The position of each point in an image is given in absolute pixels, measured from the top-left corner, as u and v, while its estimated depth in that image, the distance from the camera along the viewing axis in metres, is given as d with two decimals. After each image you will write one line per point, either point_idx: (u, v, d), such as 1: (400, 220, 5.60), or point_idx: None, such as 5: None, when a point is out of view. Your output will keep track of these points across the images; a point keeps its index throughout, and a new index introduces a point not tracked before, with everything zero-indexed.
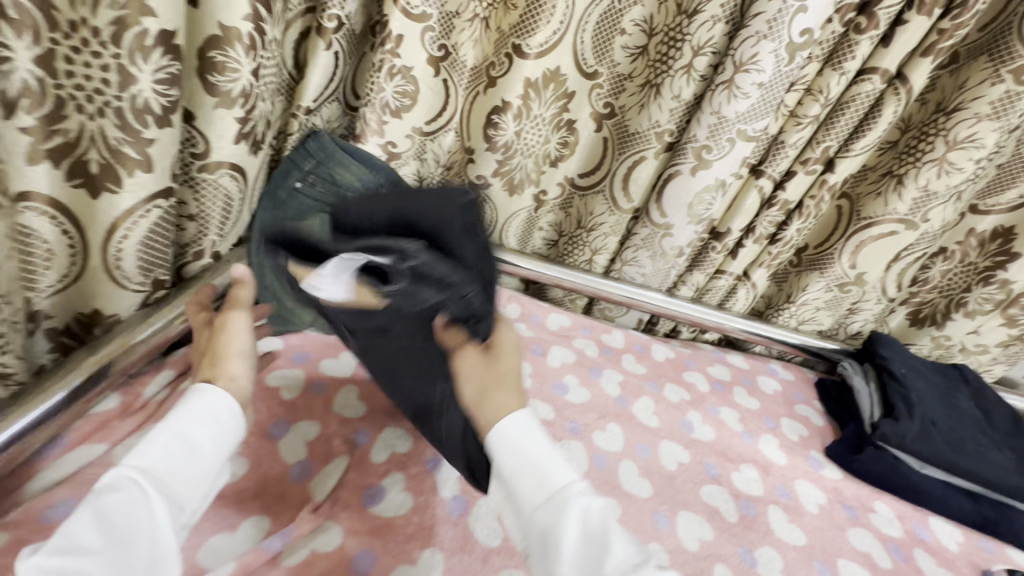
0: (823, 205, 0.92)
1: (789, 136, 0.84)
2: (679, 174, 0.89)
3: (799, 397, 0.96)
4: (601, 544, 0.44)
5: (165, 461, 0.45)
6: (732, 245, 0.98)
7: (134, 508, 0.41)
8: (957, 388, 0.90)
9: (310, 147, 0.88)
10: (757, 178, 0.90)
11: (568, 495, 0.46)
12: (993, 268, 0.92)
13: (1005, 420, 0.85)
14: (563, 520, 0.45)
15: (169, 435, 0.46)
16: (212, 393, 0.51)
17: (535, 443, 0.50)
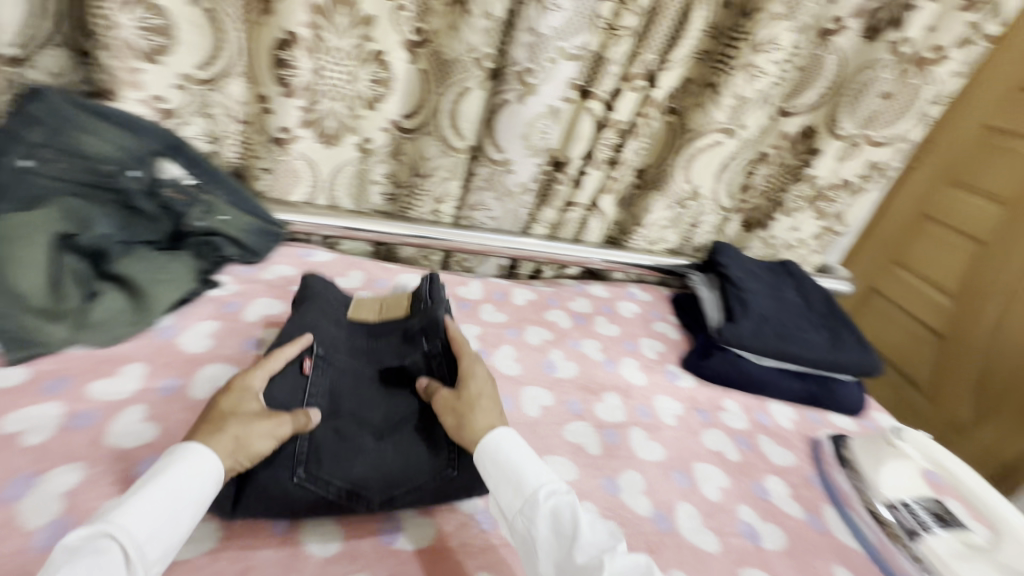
0: (654, 123, 0.91)
1: (609, 51, 0.81)
2: (507, 104, 0.83)
3: (657, 315, 0.99)
4: (568, 537, 0.50)
5: (146, 528, 0.43)
6: (575, 174, 0.95)
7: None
8: (783, 282, 0.98)
9: (31, 112, 0.66)
10: (587, 100, 0.86)
11: (542, 497, 0.53)
12: (802, 166, 1.00)
13: (822, 302, 0.94)
14: (536, 519, 0.52)
15: (156, 498, 0.45)
16: (209, 456, 0.49)
17: (513, 455, 0.56)
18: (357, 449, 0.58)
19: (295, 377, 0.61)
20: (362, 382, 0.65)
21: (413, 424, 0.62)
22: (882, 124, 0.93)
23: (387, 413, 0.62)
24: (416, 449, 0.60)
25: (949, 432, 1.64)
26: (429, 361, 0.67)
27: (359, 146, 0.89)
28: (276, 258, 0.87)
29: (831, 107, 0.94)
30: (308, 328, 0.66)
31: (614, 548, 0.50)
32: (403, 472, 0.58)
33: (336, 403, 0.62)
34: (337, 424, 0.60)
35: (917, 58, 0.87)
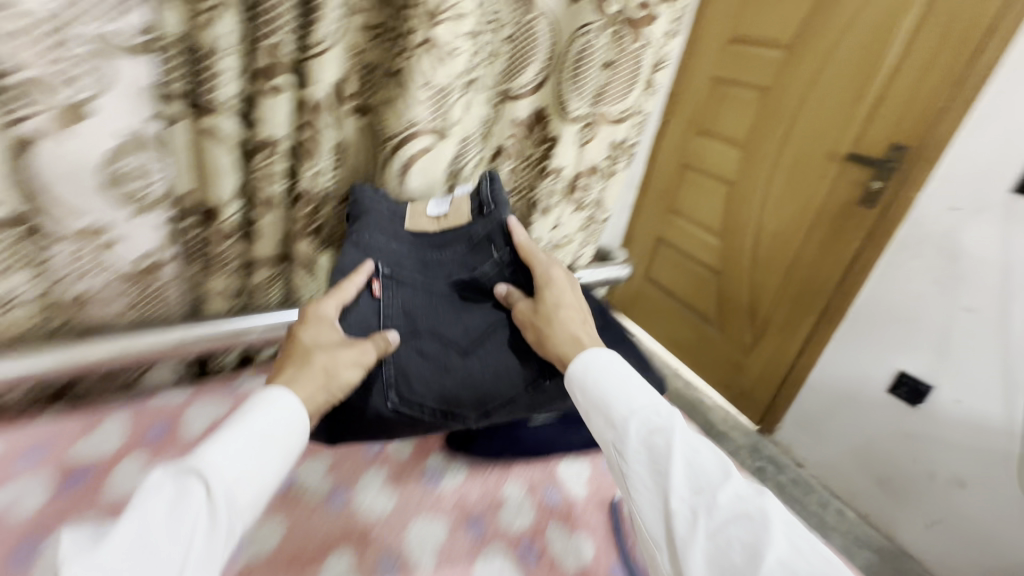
0: (329, 134, 0.63)
1: (207, 37, 0.50)
2: (41, 140, 0.48)
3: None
4: (664, 471, 0.49)
5: (230, 468, 0.43)
6: (239, 222, 0.64)
7: (184, 519, 0.39)
8: None
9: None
10: (205, 118, 0.55)
11: (633, 431, 0.52)
12: (543, 157, 0.84)
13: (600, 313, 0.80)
14: (628, 448, 0.51)
15: (239, 439, 0.45)
16: (290, 398, 0.49)
17: (614, 378, 0.57)
18: (446, 366, 0.63)
19: (370, 301, 0.64)
20: (434, 300, 0.67)
21: (496, 337, 0.66)
22: (612, 99, 0.81)
23: (466, 330, 0.66)
24: (501, 359, 0.65)
25: (740, 352, 1.81)
26: (498, 267, 0.70)
27: None
28: None
29: (557, 86, 0.77)
30: (371, 249, 0.66)
31: (724, 479, 0.48)
32: (492, 384, 0.63)
33: (471, 330, 0.66)
34: (438, 342, 0.64)
35: (627, 18, 0.74)
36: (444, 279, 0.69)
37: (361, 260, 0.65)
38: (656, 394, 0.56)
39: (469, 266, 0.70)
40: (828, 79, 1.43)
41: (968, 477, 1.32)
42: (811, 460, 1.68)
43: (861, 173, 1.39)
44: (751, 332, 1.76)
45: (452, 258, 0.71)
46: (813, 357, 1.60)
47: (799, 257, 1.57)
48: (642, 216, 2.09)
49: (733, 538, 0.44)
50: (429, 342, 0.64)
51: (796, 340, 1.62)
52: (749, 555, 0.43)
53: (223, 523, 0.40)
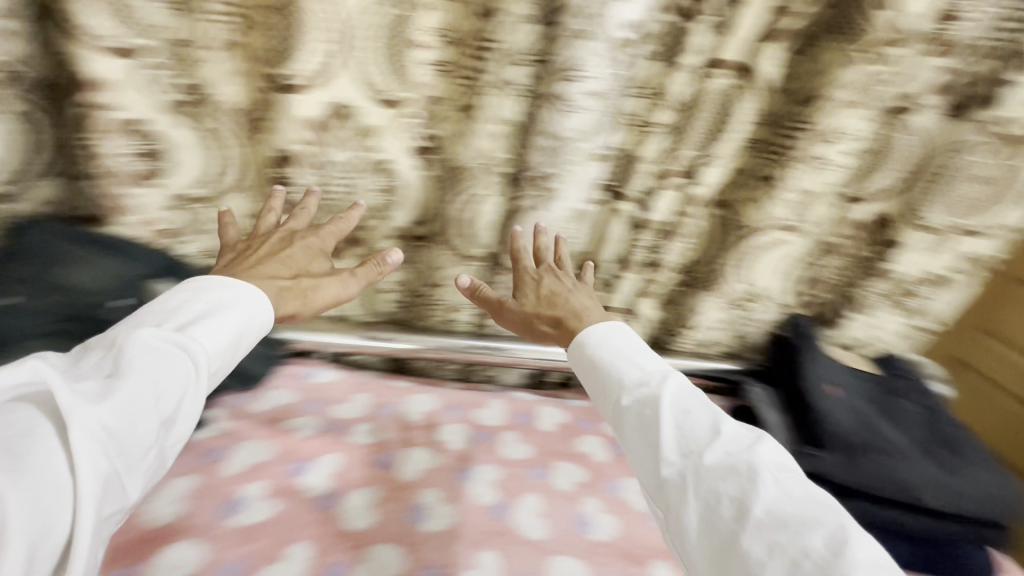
0: (698, 222, 0.78)
1: (642, 150, 0.70)
2: (525, 210, 0.74)
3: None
4: (656, 430, 0.50)
5: (214, 344, 0.48)
6: (608, 278, 0.83)
7: (174, 391, 0.44)
8: (898, 404, 0.77)
9: (23, 243, 0.66)
10: (618, 203, 0.75)
11: (629, 398, 0.55)
12: (877, 258, 0.84)
13: (959, 438, 0.72)
14: (626, 420, 0.53)
15: (228, 330, 0.51)
16: (265, 304, 0.57)
17: (626, 340, 0.61)
18: (906, 454, 0.69)
19: (833, 397, 0.75)
20: (876, 408, 0.76)
21: (946, 453, 0.71)
22: (977, 214, 0.78)
23: (913, 438, 0.72)
24: (956, 470, 0.68)
25: None
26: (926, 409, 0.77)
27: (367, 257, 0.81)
28: (274, 381, 0.78)
29: (912, 196, 0.78)
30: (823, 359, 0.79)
31: (715, 434, 0.49)
32: (955, 484, 0.66)
33: (915, 438, 0.72)
34: (892, 435, 0.71)
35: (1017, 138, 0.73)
36: (876, 395, 0.78)
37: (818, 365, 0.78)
38: (661, 363, 0.58)
39: (890, 395, 0.79)
40: None
41: None
42: None
43: None
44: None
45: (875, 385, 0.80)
46: None
47: None
48: None
49: (721, 492, 0.44)
50: (879, 429, 0.71)
51: None
52: (737, 509, 0.43)
53: (201, 399, 0.46)
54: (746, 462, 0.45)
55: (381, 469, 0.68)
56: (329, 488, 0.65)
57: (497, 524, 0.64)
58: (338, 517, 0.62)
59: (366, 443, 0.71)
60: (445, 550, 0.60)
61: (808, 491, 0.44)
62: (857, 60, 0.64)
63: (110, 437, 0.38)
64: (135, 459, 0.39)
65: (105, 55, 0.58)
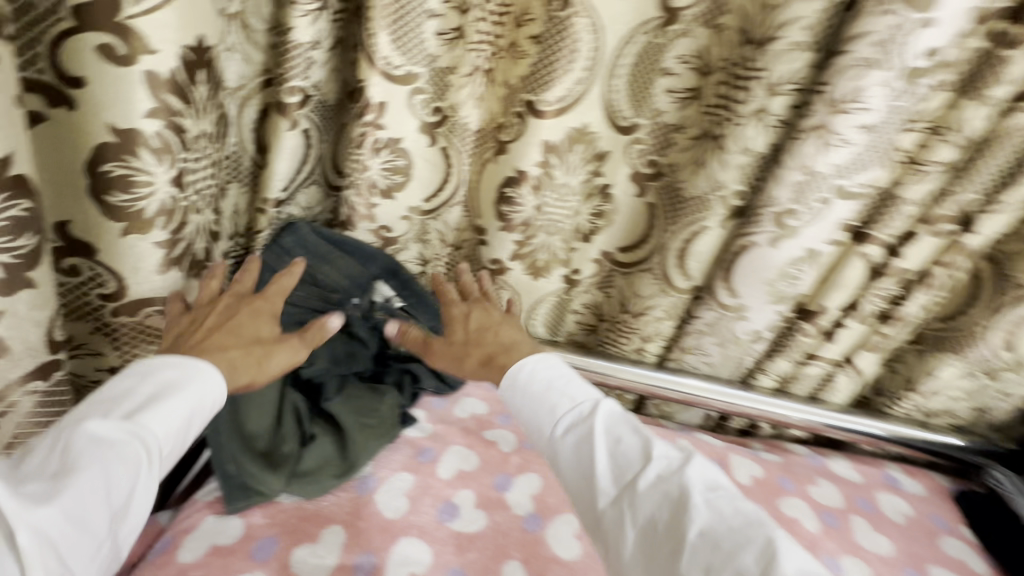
0: (956, 274, 0.68)
1: (905, 189, 0.62)
2: (754, 246, 0.68)
3: (941, 524, 0.75)
4: (587, 459, 0.52)
5: (162, 427, 0.44)
6: (828, 325, 0.75)
7: (121, 491, 0.41)
8: None
9: (284, 242, 0.70)
10: (860, 245, 0.67)
11: (565, 429, 0.54)
12: None
13: None
14: (562, 453, 0.54)
15: (180, 403, 0.45)
16: (223, 379, 0.49)
17: (551, 372, 0.59)
18: None
19: None
20: None
21: None
22: None
23: None
24: None
25: None
26: None
27: (565, 277, 0.81)
28: (468, 387, 0.80)
29: None
30: None
31: (644, 459, 0.50)
32: None
33: None
34: None
35: None
36: None
37: None
38: (592, 390, 0.58)
39: None
40: None
41: None
42: None
43: None
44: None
45: None
46: None
47: None
48: None
49: (657, 514, 0.47)
50: None
51: None
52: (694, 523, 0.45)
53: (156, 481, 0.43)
54: (681, 484, 0.48)
55: None
56: (531, 506, 0.66)
57: None
58: (546, 542, 0.63)
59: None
60: None
61: (748, 516, 0.46)
62: None
63: (55, 549, 0.36)
64: (82, 561, 0.38)
65: (386, 81, 0.63)
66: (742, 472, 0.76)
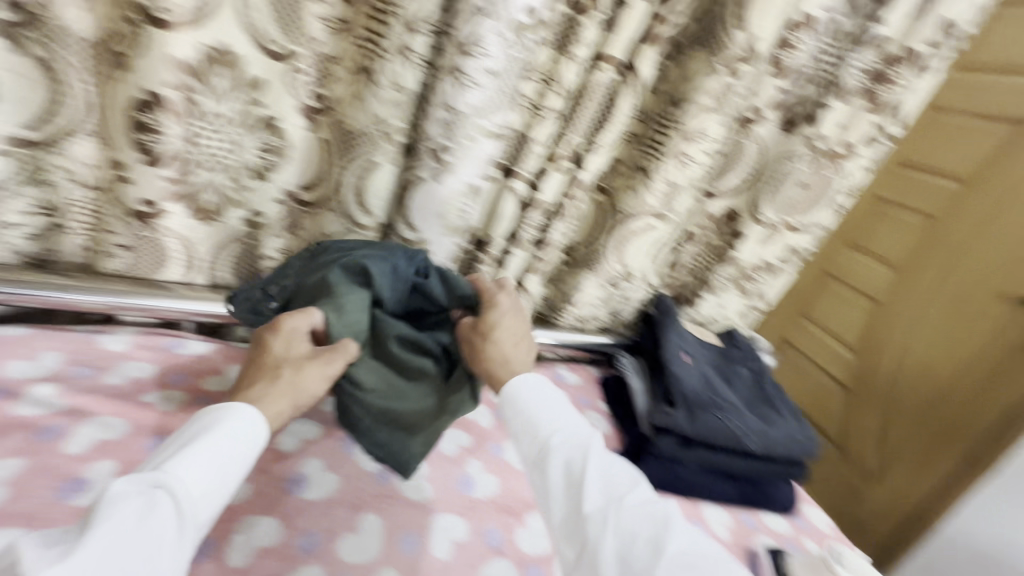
0: (581, 204, 0.85)
1: (534, 132, 0.75)
2: (422, 182, 0.74)
3: (584, 402, 0.93)
4: (577, 484, 0.55)
5: (208, 477, 0.48)
6: (499, 254, 0.87)
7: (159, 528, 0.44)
8: (731, 366, 0.93)
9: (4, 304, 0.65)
10: (510, 181, 0.79)
11: (556, 444, 0.58)
12: (725, 246, 0.99)
13: (777, 392, 0.89)
14: (548, 467, 0.57)
15: (205, 452, 0.49)
16: (258, 421, 0.55)
17: (539, 392, 0.64)
18: (744, 409, 0.82)
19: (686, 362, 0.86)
20: (715, 371, 0.89)
21: (775, 409, 0.85)
22: (800, 211, 0.94)
23: (751, 396, 0.87)
24: (779, 419, 0.83)
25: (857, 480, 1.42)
26: (753, 372, 0.92)
27: (246, 221, 0.75)
28: (130, 351, 0.71)
29: (752, 193, 0.93)
30: (675, 337, 0.91)
31: (631, 486, 0.55)
32: (786, 437, 0.79)
33: (753, 398, 0.86)
34: (744, 405, 0.84)
35: (830, 152, 0.88)
36: (716, 363, 0.92)
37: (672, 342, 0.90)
38: (579, 422, 0.62)
39: (733, 365, 0.93)
40: None
41: None
42: None
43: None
44: (851, 510, 1.42)
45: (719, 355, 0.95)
46: (955, 498, 1.20)
47: None
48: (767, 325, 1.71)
49: (638, 534, 0.51)
50: (732, 398, 0.83)
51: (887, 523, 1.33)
52: (655, 550, 0.50)
53: (182, 544, 0.45)
54: (664, 511, 0.53)
55: None
56: None
57: (384, 491, 0.66)
58: None
59: None
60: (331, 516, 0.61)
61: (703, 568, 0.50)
62: (715, 72, 0.75)
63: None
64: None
65: None
66: None
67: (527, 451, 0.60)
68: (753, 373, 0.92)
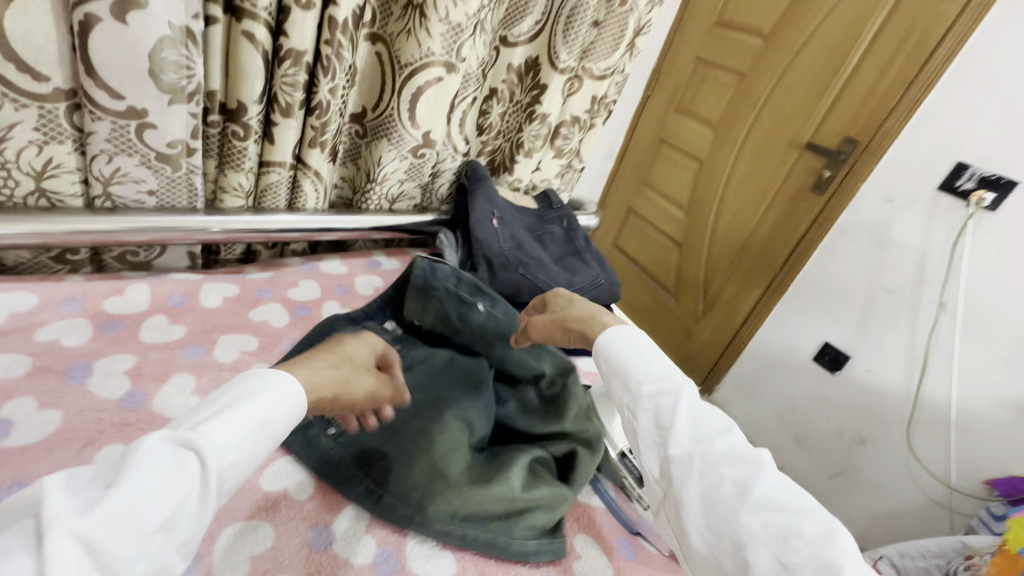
0: (348, 54, 0.72)
1: None
2: (100, 21, 0.55)
3: (341, 292, 0.83)
4: (670, 427, 0.50)
5: (242, 440, 0.40)
6: (260, 125, 0.72)
7: (169, 496, 0.35)
8: (543, 225, 0.92)
9: None
10: (241, 23, 0.63)
11: (646, 392, 0.53)
12: (532, 101, 0.93)
13: (584, 244, 0.90)
14: (637, 411, 0.52)
15: (254, 417, 0.42)
16: (301, 392, 0.47)
17: (633, 340, 0.57)
18: (548, 266, 0.81)
19: (489, 225, 0.82)
20: (524, 231, 0.87)
21: (583, 261, 0.86)
22: (598, 55, 0.90)
23: (557, 252, 0.87)
24: (586, 269, 0.85)
25: (703, 285, 2.03)
26: (565, 230, 0.92)
27: None
28: None
29: (549, 38, 0.86)
30: (486, 200, 0.86)
31: (725, 432, 0.50)
32: (590, 287, 0.81)
33: (560, 255, 0.87)
34: (550, 262, 0.83)
35: None
36: (527, 225, 0.89)
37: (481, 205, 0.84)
38: (670, 363, 0.56)
39: (545, 224, 0.92)
40: (796, 72, 1.65)
41: (867, 433, 1.63)
42: (741, 417, 1.99)
43: (818, 163, 1.62)
44: (686, 342, 2.12)
45: (532, 217, 0.93)
46: (756, 323, 1.87)
47: (754, 238, 1.82)
48: (677, 184, 2.10)
49: (726, 477, 0.46)
50: (536, 256, 0.82)
51: (731, 326, 1.94)
52: (741, 492, 0.45)
53: (206, 508, 0.38)
54: (755, 457, 0.48)
55: None
56: None
57: (134, 414, 0.55)
58: None
59: None
60: (45, 460, 0.48)
61: (791, 498, 0.46)
62: None
63: (95, 554, 0.31)
64: (127, 562, 0.32)
65: None
66: (208, 297, 0.72)
67: (617, 398, 0.55)
68: (564, 231, 0.92)
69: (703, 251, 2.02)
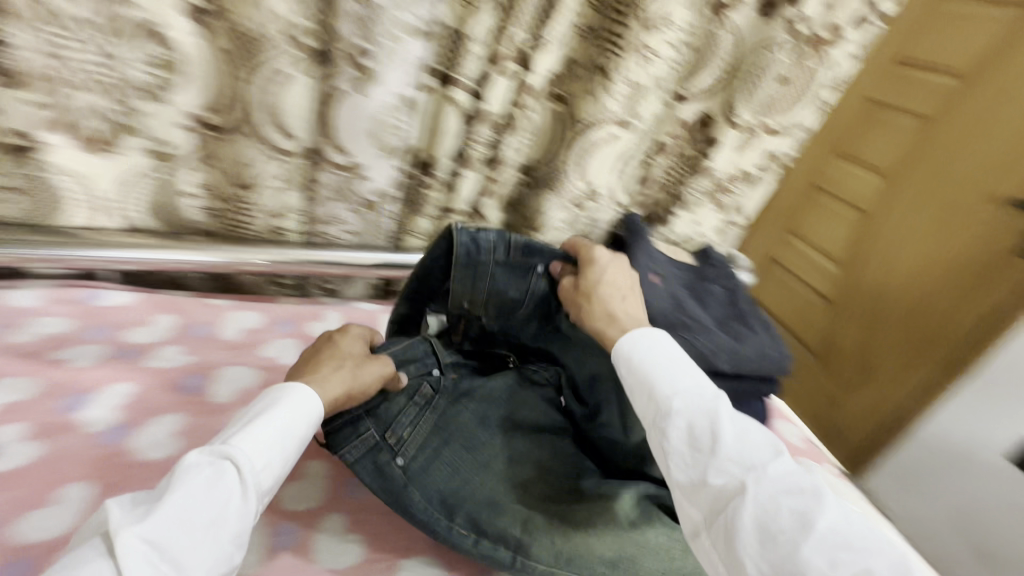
0: (533, 113, 0.76)
1: (470, 26, 0.66)
2: (344, 93, 0.65)
3: None
4: (706, 446, 0.49)
5: (269, 446, 0.44)
6: (447, 177, 0.79)
7: (219, 500, 0.41)
8: (702, 283, 0.88)
9: None
10: (448, 90, 0.70)
11: (677, 407, 0.51)
12: (699, 155, 0.90)
13: (748, 307, 0.85)
14: (669, 428, 0.50)
15: (274, 425, 0.45)
16: (311, 396, 0.49)
17: (659, 349, 0.56)
18: (711, 329, 0.76)
19: (653, 282, 0.80)
20: (684, 290, 0.84)
21: (749, 328, 0.80)
22: (779, 110, 0.87)
23: (719, 314, 0.82)
24: (753, 337, 0.78)
25: (857, 351, 1.78)
26: (726, 290, 0.87)
27: (150, 152, 0.66)
28: (44, 305, 0.66)
29: (726, 92, 0.84)
30: (648, 255, 0.84)
31: (774, 455, 0.49)
32: (757, 358, 0.75)
33: (722, 317, 0.82)
34: (712, 323, 0.79)
35: (812, 37, 0.80)
36: (686, 282, 0.86)
37: (643, 259, 0.83)
38: (695, 374, 0.55)
39: (704, 282, 0.88)
40: (1003, 117, 1.41)
41: None
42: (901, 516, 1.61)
43: None
44: (833, 418, 1.83)
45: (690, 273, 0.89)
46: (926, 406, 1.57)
47: (929, 304, 1.56)
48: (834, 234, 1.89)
49: (784, 505, 0.45)
50: (699, 318, 0.78)
51: (890, 403, 1.65)
52: (803, 524, 0.44)
53: (250, 514, 0.43)
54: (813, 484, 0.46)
55: (189, 392, 0.61)
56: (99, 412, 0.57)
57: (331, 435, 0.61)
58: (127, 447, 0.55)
59: (164, 366, 0.63)
60: None
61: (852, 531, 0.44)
62: None
63: (156, 555, 0.38)
64: (185, 559, 0.39)
65: None
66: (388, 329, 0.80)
67: (645, 413, 0.53)
68: (725, 290, 0.87)
69: (862, 312, 1.77)
